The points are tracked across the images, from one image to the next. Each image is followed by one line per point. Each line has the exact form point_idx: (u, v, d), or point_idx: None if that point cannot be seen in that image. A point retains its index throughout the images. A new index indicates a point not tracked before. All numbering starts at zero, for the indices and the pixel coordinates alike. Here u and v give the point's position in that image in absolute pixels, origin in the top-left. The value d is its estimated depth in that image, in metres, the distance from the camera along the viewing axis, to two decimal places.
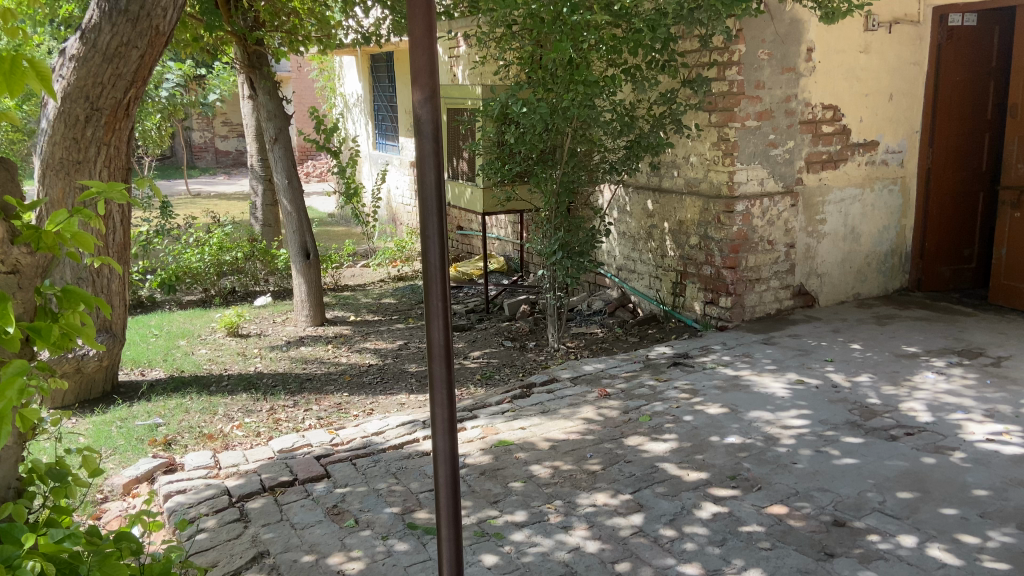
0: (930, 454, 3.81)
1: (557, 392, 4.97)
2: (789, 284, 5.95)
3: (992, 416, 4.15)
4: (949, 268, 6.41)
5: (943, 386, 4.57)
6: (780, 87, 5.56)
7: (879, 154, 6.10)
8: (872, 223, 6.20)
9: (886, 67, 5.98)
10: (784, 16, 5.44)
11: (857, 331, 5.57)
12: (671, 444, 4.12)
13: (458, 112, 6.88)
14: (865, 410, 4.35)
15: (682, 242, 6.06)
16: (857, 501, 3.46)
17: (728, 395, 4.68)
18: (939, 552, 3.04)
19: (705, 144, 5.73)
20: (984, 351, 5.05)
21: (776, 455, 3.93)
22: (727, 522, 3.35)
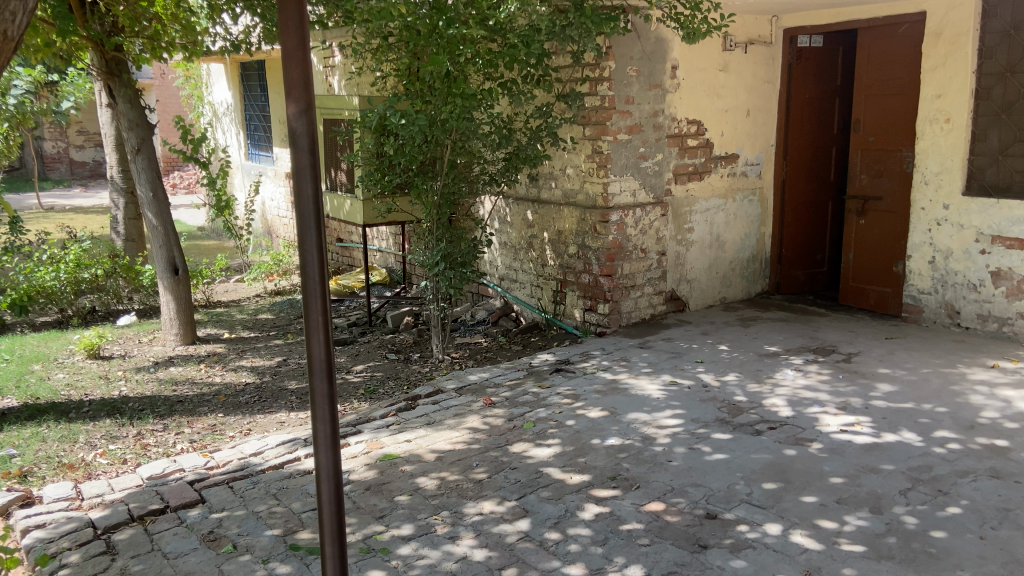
0: (791, 446, 4.10)
1: (443, 403, 4.97)
2: (662, 290, 6.23)
3: (844, 408, 4.51)
4: (804, 272, 6.90)
5: (801, 382, 4.92)
6: (648, 102, 5.82)
7: (739, 166, 6.51)
8: (735, 231, 6.60)
9: (743, 85, 6.39)
10: (650, 34, 5.72)
11: (724, 333, 5.91)
12: (554, 449, 4.22)
13: (334, 123, 6.78)
14: (732, 407, 4.62)
15: (562, 251, 6.22)
16: (727, 493, 3.67)
17: (607, 399, 4.85)
18: (802, 538, 3.27)
19: (580, 157, 5.91)
20: (836, 348, 5.48)
21: (653, 454, 4.11)
22: (609, 522, 3.47)
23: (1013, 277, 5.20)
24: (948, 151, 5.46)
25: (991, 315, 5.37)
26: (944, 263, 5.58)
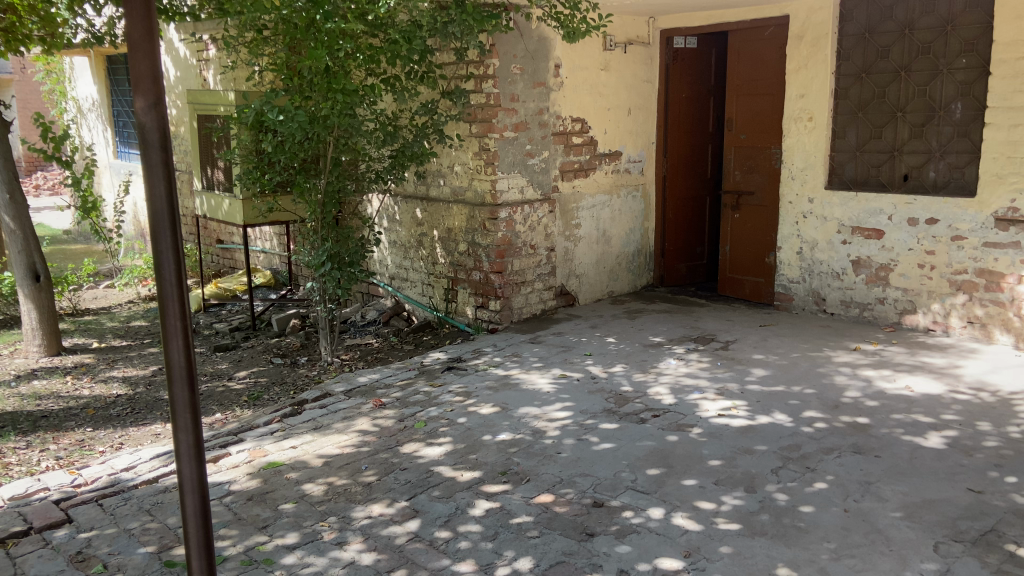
0: (673, 432, 4.25)
1: (330, 406, 4.86)
2: (552, 286, 6.32)
3: (722, 394, 4.72)
4: (686, 265, 7.18)
5: (683, 370, 5.12)
6: (533, 100, 5.89)
7: (622, 164, 6.68)
8: (620, 226, 6.78)
9: (623, 84, 6.56)
10: (532, 33, 5.79)
11: (611, 326, 6.06)
12: (445, 447, 4.20)
13: (210, 119, 6.50)
14: (619, 397, 4.74)
15: (452, 249, 6.20)
16: (613, 481, 3.76)
17: (498, 395, 4.87)
18: (682, 520, 3.40)
19: (467, 154, 5.90)
20: (715, 337, 5.72)
21: (542, 447, 4.16)
22: (499, 516, 3.49)
23: (872, 265, 5.59)
24: (812, 147, 5.80)
25: (853, 301, 5.75)
26: (810, 254, 5.93)
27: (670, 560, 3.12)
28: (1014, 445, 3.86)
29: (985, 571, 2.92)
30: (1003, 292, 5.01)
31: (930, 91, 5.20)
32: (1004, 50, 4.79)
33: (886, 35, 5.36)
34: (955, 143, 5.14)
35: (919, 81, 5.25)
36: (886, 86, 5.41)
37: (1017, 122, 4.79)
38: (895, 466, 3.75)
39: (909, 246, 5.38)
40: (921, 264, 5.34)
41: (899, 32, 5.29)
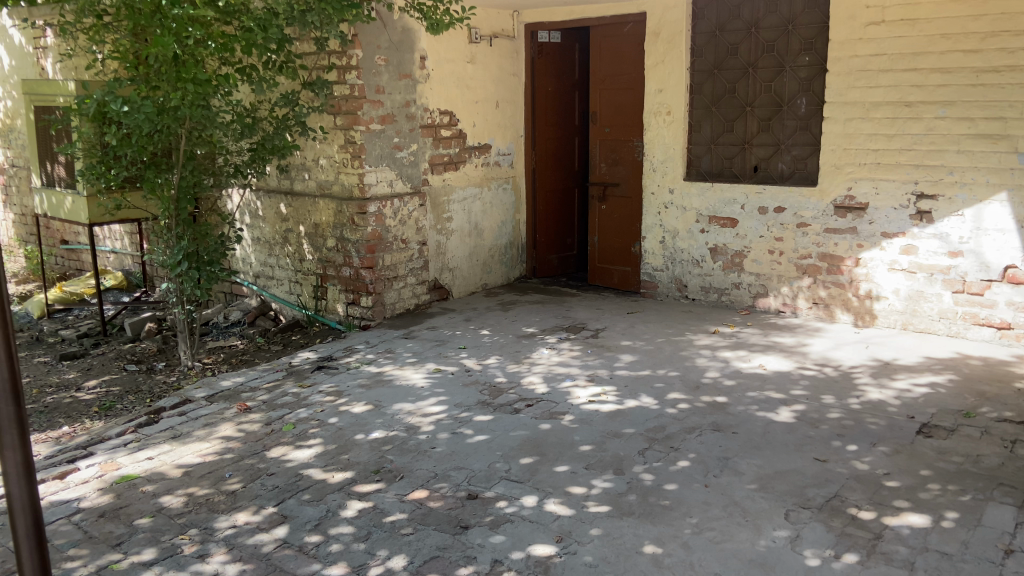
0: (546, 421, 4.32)
1: (191, 413, 4.61)
2: (425, 280, 6.27)
3: (592, 380, 4.85)
4: (557, 256, 7.31)
5: (555, 359, 5.21)
6: (399, 92, 5.81)
7: (491, 156, 6.72)
8: (492, 219, 6.81)
9: (490, 77, 6.59)
10: (395, 24, 5.70)
11: (485, 318, 6.09)
12: (315, 449, 4.08)
13: (48, 111, 6.01)
14: (493, 389, 4.77)
15: (319, 245, 6.03)
16: (487, 473, 3.78)
17: (371, 392, 4.78)
18: (554, 506, 3.46)
19: (333, 147, 5.74)
20: (586, 325, 5.87)
21: (416, 442, 4.12)
22: (372, 516, 3.43)
23: (728, 252, 5.91)
24: (671, 140, 6.04)
25: (712, 287, 6.05)
26: (673, 243, 6.19)
27: (543, 546, 3.17)
28: (854, 415, 4.19)
29: (830, 534, 3.15)
30: (843, 274, 5.42)
31: (775, 87, 5.54)
32: (839, 49, 5.15)
33: (735, 33, 5.66)
34: (798, 136, 5.50)
35: (765, 77, 5.57)
36: (736, 82, 5.71)
37: (851, 116, 5.18)
38: (751, 440, 3.98)
39: (760, 233, 5.72)
40: (771, 250, 5.70)
41: (747, 31, 5.60)
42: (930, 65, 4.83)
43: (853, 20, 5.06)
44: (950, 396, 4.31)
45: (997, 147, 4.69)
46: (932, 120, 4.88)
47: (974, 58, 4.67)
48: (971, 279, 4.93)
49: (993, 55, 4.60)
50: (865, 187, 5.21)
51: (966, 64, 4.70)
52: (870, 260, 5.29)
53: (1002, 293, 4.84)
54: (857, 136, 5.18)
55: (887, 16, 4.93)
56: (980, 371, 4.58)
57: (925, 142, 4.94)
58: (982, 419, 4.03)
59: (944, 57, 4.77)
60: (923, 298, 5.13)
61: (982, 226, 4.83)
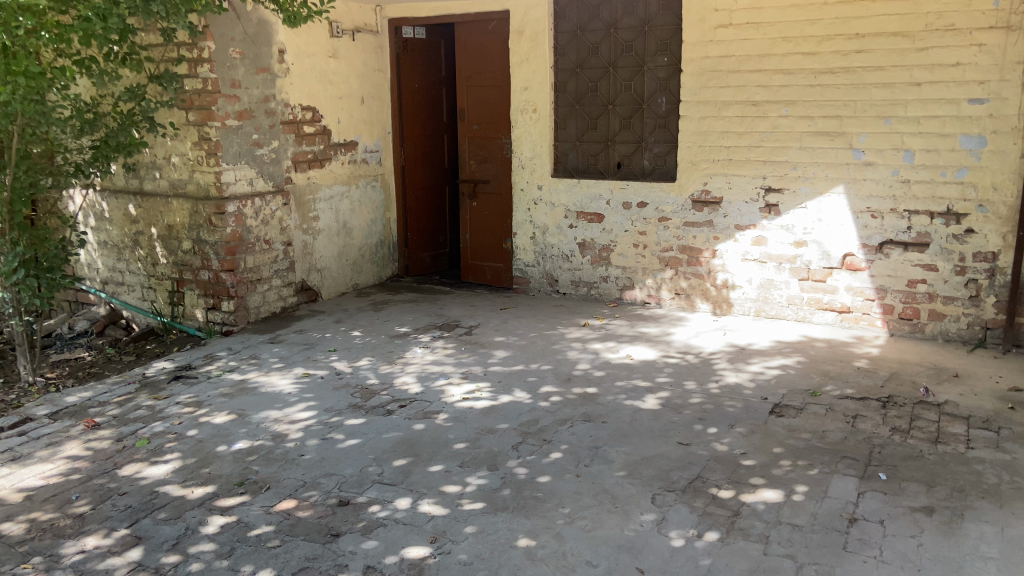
0: (420, 421, 4.27)
1: (31, 433, 4.22)
2: (291, 281, 6.05)
3: (466, 377, 4.84)
4: (429, 254, 7.25)
5: (429, 358, 5.16)
6: (257, 87, 5.56)
7: (358, 154, 6.57)
8: (360, 218, 6.66)
9: (354, 72, 6.44)
10: (249, 16, 5.45)
11: (356, 319, 5.95)
12: (173, 464, 3.84)
13: None
14: (364, 391, 4.66)
15: (174, 248, 5.70)
16: (359, 477, 3.68)
17: (234, 401, 4.56)
18: (428, 506, 3.42)
19: (185, 144, 5.42)
20: (459, 323, 5.85)
21: (284, 451, 3.97)
22: (236, 531, 3.26)
23: (595, 247, 6.06)
24: (537, 138, 6.12)
25: (582, 281, 6.20)
26: (543, 238, 6.29)
27: (417, 548, 3.13)
28: (714, 399, 4.40)
29: (693, 515, 3.29)
30: (702, 266, 5.68)
31: (635, 86, 5.73)
32: (692, 50, 5.39)
33: (595, 33, 5.80)
34: (658, 133, 5.72)
35: (625, 76, 5.75)
36: (598, 81, 5.86)
37: (705, 114, 5.43)
38: (619, 429, 4.09)
39: (625, 228, 5.90)
40: (636, 244, 5.89)
41: (606, 31, 5.76)
42: (774, 66, 5.14)
43: (704, 23, 5.31)
44: (799, 377, 4.62)
45: (834, 144, 5.05)
46: (777, 119, 5.20)
47: (813, 60, 5.01)
48: (814, 267, 5.29)
49: (829, 57, 4.95)
50: (719, 182, 5.49)
51: (805, 65, 5.04)
52: (725, 251, 5.58)
53: (842, 279, 5.22)
54: (710, 133, 5.44)
55: (734, 19, 5.21)
56: (824, 352, 4.93)
57: (772, 140, 5.25)
58: (827, 397, 4.34)
59: (787, 59, 5.09)
60: (773, 286, 5.47)
61: (822, 218, 5.20)
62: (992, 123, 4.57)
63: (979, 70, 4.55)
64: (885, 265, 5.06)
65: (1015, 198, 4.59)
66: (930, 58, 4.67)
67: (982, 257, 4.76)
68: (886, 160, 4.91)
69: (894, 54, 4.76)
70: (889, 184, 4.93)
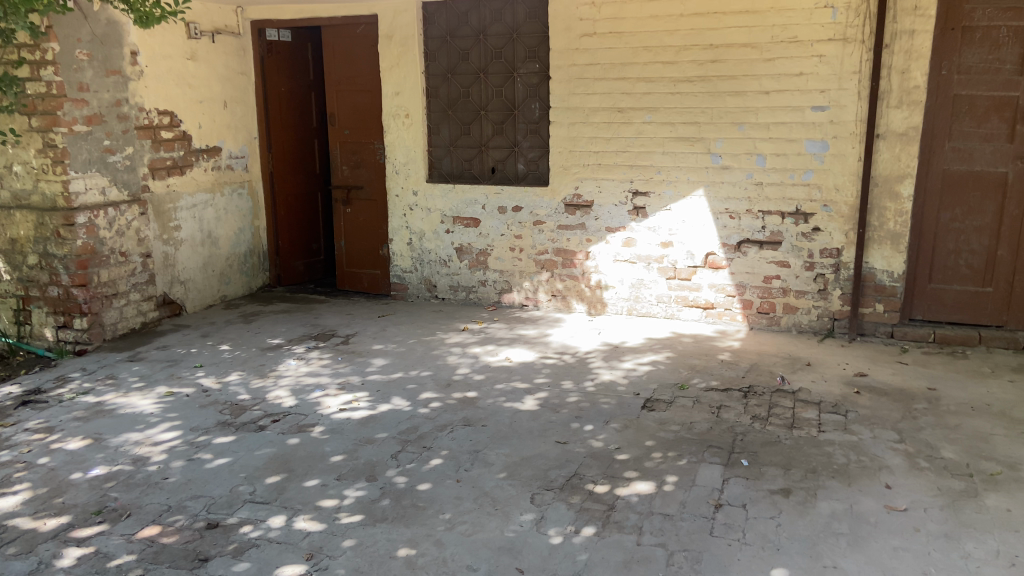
0: (294, 435, 4.14)
1: None
2: (152, 295, 5.72)
3: (342, 388, 4.73)
4: (302, 262, 7.06)
5: (303, 370, 5.01)
6: (107, 90, 5.23)
7: (222, 160, 6.30)
8: (227, 227, 6.40)
9: (215, 75, 6.18)
10: (97, 16, 5.11)
11: (225, 332, 5.70)
12: (20, 496, 3.54)
13: None
14: (235, 407, 4.47)
15: (18, 262, 5.27)
16: (229, 498, 3.52)
17: (90, 425, 4.26)
18: (304, 523, 3.32)
19: (28, 151, 5.02)
20: (335, 332, 5.72)
21: (146, 474, 3.74)
22: (93, 563, 3.05)
23: (472, 251, 6.09)
24: (411, 143, 6.09)
25: (459, 285, 6.21)
26: (419, 244, 6.25)
27: (293, 566, 3.03)
28: (590, 397, 4.52)
29: (571, 512, 3.36)
30: (576, 267, 5.82)
31: (506, 92, 5.80)
32: (560, 58, 5.52)
33: (465, 39, 5.84)
34: (530, 138, 5.82)
35: (496, 83, 5.82)
36: (469, 87, 5.90)
37: (573, 120, 5.58)
38: (499, 432, 4.13)
39: (501, 232, 5.96)
40: (512, 247, 5.97)
41: (476, 37, 5.81)
42: (637, 75, 5.34)
43: (570, 32, 5.45)
44: (668, 371, 4.82)
45: (694, 149, 5.32)
46: (642, 125, 5.41)
47: (672, 68, 5.25)
48: (680, 266, 5.54)
49: (686, 66, 5.20)
50: (590, 186, 5.65)
51: (665, 74, 5.27)
52: (598, 253, 5.74)
53: (705, 277, 5.50)
54: (579, 139, 5.59)
55: (598, 29, 5.38)
56: (691, 347, 5.17)
57: (637, 145, 5.46)
58: (694, 390, 4.55)
59: (648, 68, 5.30)
60: (643, 285, 5.68)
61: (685, 219, 5.45)
62: (833, 129, 4.94)
63: (820, 79, 4.91)
64: (744, 263, 5.37)
65: (854, 198, 4.99)
66: (776, 68, 4.99)
67: (828, 253, 5.14)
68: (741, 164, 5.22)
69: (745, 63, 5.06)
70: (744, 186, 5.24)
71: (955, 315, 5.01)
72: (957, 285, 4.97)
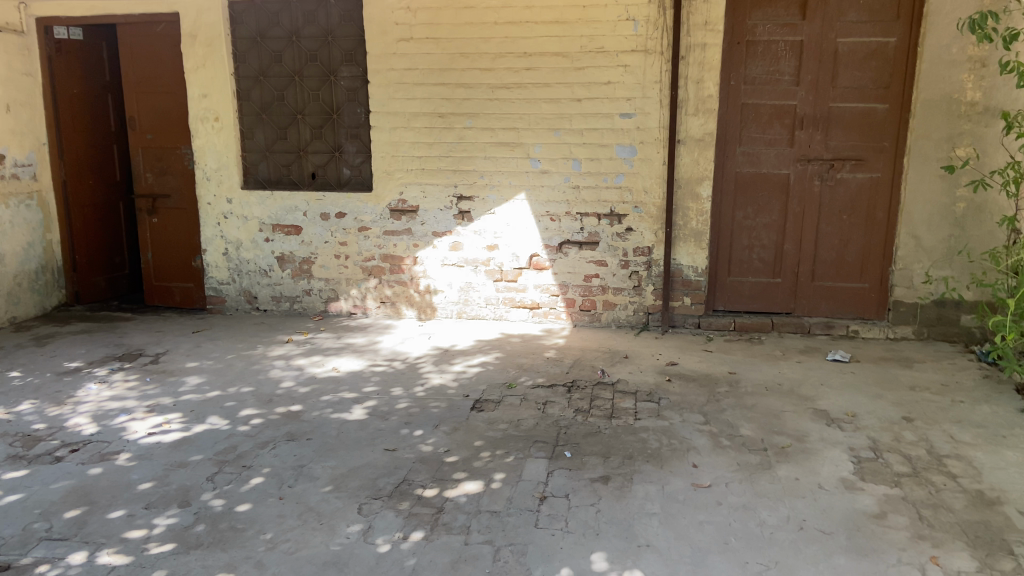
0: (97, 464, 3.80)
1: None
2: None
3: (153, 410, 4.41)
4: (104, 278, 6.52)
5: (107, 394, 4.62)
6: None
7: (5, 168, 5.69)
8: (13, 241, 5.78)
9: None
10: None
11: (14, 357, 5.14)
12: None
13: None
14: (26, 439, 4.04)
15: None
16: (19, 538, 3.18)
17: None
18: (108, 557, 3.06)
19: None
20: (144, 351, 5.32)
21: None
22: None
23: (295, 260, 5.90)
24: (222, 148, 5.81)
25: (282, 296, 5.99)
26: (236, 254, 5.97)
27: None
28: (419, 402, 4.51)
29: (399, 518, 3.33)
30: (404, 273, 5.80)
31: (322, 96, 5.69)
32: (377, 62, 5.47)
33: (277, 41, 5.66)
34: (350, 144, 5.73)
35: (311, 86, 5.69)
36: (283, 90, 5.73)
37: (394, 125, 5.55)
38: (324, 444, 4.02)
39: (324, 239, 5.82)
40: (336, 255, 5.84)
41: (288, 39, 5.65)
42: (456, 80, 5.41)
43: (386, 36, 5.42)
44: (497, 372, 4.91)
45: (514, 154, 5.46)
46: (463, 130, 5.48)
47: (489, 75, 5.36)
48: (506, 269, 5.67)
49: (503, 72, 5.34)
50: (414, 191, 5.64)
51: (483, 80, 5.38)
52: (425, 258, 5.75)
53: (530, 278, 5.66)
54: (401, 144, 5.58)
55: (415, 33, 5.39)
56: (519, 346, 5.31)
57: (459, 150, 5.52)
58: (521, 388, 4.67)
59: (466, 73, 5.38)
60: (472, 288, 5.75)
61: (509, 222, 5.59)
62: (639, 135, 5.26)
63: (625, 88, 5.21)
64: (565, 263, 5.58)
65: (661, 199, 5.33)
66: (586, 76, 5.24)
67: (640, 251, 5.46)
68: (558, 168, 5.43)
69: (557, 72, 5.27)
70: (562, 190, 5.45)
71: (752, 304, 5.49)
72: (752, 277, 5.45)
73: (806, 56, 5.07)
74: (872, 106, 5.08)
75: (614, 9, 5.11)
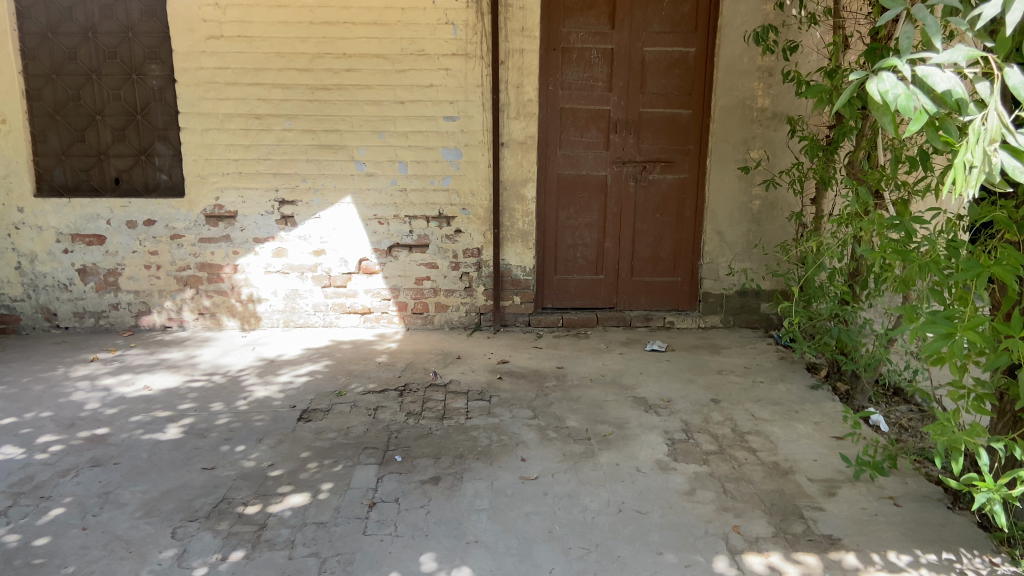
0: None
1: None
2: None
3: None
4: None
5: None
6: None
7: None
8: None
9: None
10: None
11: None
12: None
13: None
14: None
15: None
16: None
17: None
18: None
19: None
20: None
21: None
22: None
23: (99, 272, 5.45)
24: (10, 152, 5.25)
25: (86, 311, 5.52)
26: (30, 268, 5.42)
27: None
28: (241, 417, 4.30)
29: (217, 539, 3.15)
30: (223, 282, 5.51)
31: (124, 95, 5.30)
32: (184, 60, 5.16)
33: (70, 36, 5.22)
34: (159, 147, 5.39)
35: (112, 85, 5.29)
36: (80, 89, 5.29)
37: (207, 127, 5.26)
38: (134, 467, 3.73)
39: (132, 249, 5.42)
40: (146, 265, 5.45)
41: (83, 35, 5.22)
42: (272, 80, 5.22)
43: (194, 33, 5.13)
44: (325, 380, 4.78)
45: (337, 156, 5.35)
46: (281, 132, 5.29)
47: (307, 76, 5.21)
48: (334, 274, 5.53)
49: (321, 73, 5.21)
50: (231, 196, 5.38)
51: (301, 81, 5.22)
52: (246, 265, 5.49)
53: (359, 284, 5.56)
54: (215, 146, 5.30)
55: (225, 31, 5.14)
56: (349, 353, 5.20)
57: (278, 152, 5.33)
58: (351, 395, 4.57)
59: (282, 74, 5.21)
60: (298, 296, 5.57)
61: (335, 227, 5.46)
62: (465, 137, 5.32)
63: (448, 91, 5.25)
64: (395, 266, 5.54)
65: (488, 201, 5.42)
66: (409, 79, 5.23)
67: (470, 253, 5.52)
68: (384, 171, 5.37)
69: (379, 74, 5.22)
70: (389, 193, 5.41)
71: (578, 301, 5.70)
72: (576, 275, 5.66)
73: (617, 64, 5.35)
74: (677, 112, 5.44)
75: (433, 13, 5.14)
